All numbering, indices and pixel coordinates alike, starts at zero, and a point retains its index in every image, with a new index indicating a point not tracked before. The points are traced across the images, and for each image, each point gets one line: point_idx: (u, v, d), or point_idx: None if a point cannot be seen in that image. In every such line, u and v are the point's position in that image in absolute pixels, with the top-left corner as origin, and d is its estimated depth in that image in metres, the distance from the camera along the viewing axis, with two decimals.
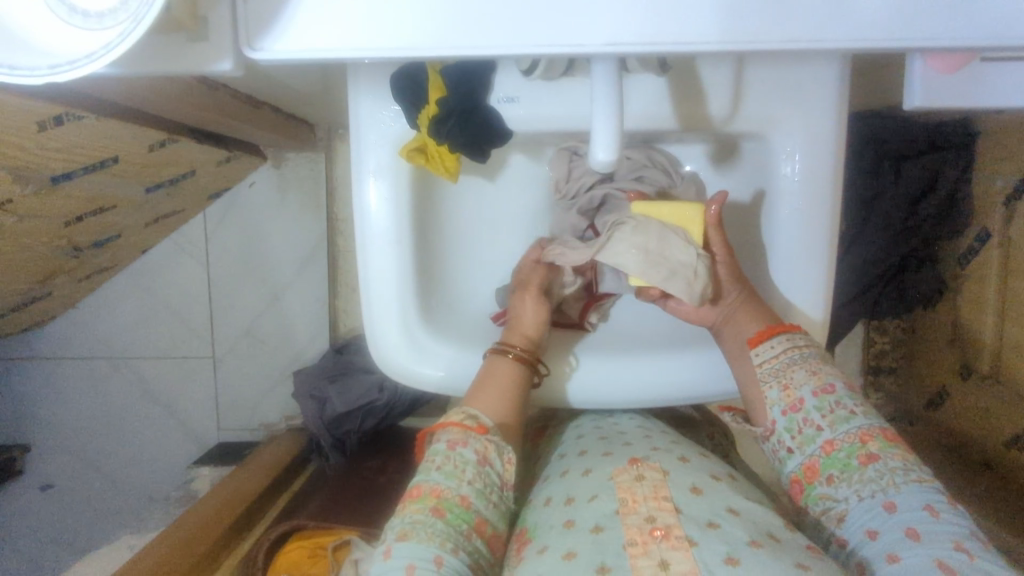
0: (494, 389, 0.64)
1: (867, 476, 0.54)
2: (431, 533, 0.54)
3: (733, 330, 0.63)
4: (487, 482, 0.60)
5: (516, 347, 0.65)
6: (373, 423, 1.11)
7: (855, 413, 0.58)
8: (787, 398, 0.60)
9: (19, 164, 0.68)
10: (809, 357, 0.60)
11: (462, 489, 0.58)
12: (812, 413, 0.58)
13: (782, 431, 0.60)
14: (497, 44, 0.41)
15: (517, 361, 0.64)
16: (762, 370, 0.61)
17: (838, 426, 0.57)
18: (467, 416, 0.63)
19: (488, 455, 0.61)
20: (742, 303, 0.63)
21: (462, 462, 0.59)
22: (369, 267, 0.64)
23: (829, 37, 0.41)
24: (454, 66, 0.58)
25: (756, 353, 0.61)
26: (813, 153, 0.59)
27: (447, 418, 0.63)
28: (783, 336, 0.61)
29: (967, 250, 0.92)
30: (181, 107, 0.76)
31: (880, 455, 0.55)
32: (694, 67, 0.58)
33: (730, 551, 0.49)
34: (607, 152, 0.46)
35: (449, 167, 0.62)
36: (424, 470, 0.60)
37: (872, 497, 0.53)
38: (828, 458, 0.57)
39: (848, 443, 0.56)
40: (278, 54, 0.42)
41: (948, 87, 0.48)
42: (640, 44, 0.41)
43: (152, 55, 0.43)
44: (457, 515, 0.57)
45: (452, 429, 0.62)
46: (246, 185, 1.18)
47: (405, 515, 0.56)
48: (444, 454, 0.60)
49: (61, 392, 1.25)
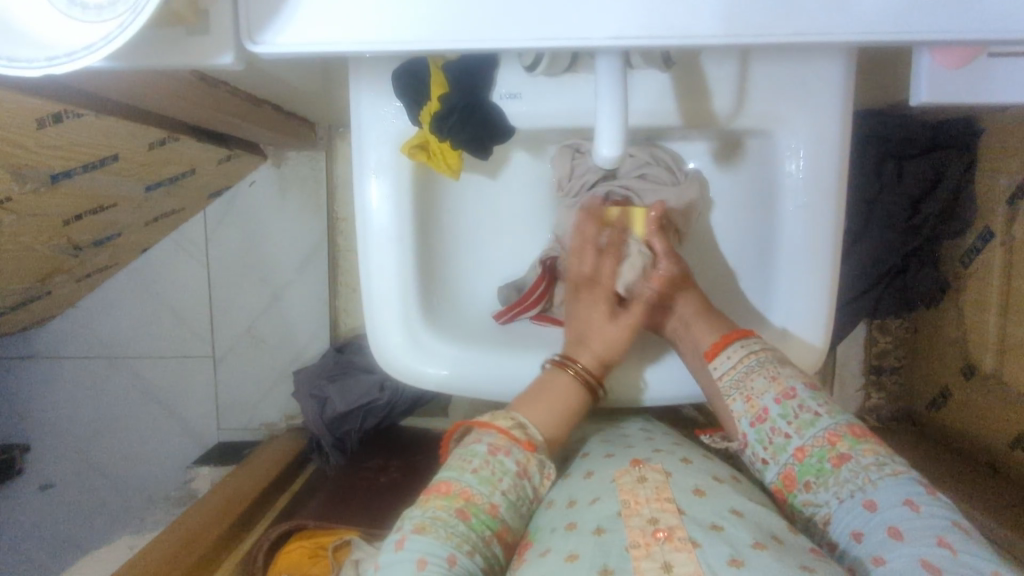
0: (549, 403, 0.64)
1: (842, 478, 0.55)
2: (449, 532, 0.54)
3: (694, 343, 0.64)
4: (520, 495, 0.60)
5: (579, 364, 0.64)
6: (373, 423, 1.11)
7: (820, 414, 0.58)
8: (752, 409, 0.60)
9: (18, 162, 0.67)
10: (766, 363, 0.60)
11: (493, 497, 0.58)
12: (778, 422, 0.59)
13: (754, 444, 0.61)
14: (500, 38, 0.41)
15: (578, 377, 0.64)
16: (723, 383, 0.62)
17: (806, 431, 0.57)
18: (516, 425, 0.62)
19: (528, 468, 0.61)
20: (703, 314, 0.65)
21: (501, 471, 0.59)
22: (371, 266, 0.64)
23: (837, 31, 0.40)
24: (456, 62, 0.58)
25: (714, 366, 0.62)
26: (818, 150, 0.59)
27: (495, 421, 0.62)
28: (738, 344, 0.61)
29: (970, 249, 0.92)
30: (181, 104, 0.75)
31: (850, 454, 0.55)
32: (699, 63, 0.57)
33: (734, 553, 0.48)
34: (611, 148, 0.46)
35: (451, 163, 0.62)
36: (458, 468, 0.59)
37: (852, 497, 0.54)
38: (802, 465, 0.57)
39: (818, 448, 0.57)
40: (280, 48, 0.41)
41: (955, 82, 0.48)
42: (645, 38, 0.40)
43: (152, 49, 0.42)
44: (482, 521, 0.56)
45: (497, 433, 0.61)
46: (246, 184, 1.17)
47: (426, 509, 0.56)
48: (485, 458, 0.59)
49: (60, 392, 1.25)
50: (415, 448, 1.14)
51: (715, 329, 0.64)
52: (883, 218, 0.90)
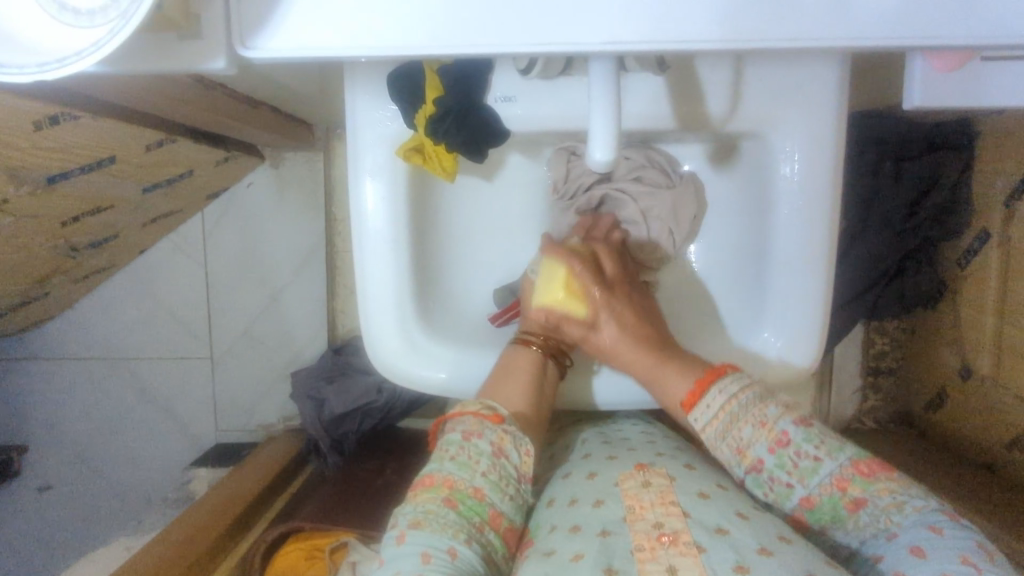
0: (518, 380, 0.65)
1: (861, 522, 0.54)
2: (443, 524, 0.54)
3: (669, 392, 0.63)
4: (503, 475, 0.59)
5: (540, 338, 0.67)
6: (372, 424, 1.11)
7: (820, 458, 0.56)
8: (745, 459, 0.58)
9: (15, 164, 0.67)
10: (748, 410, 0.58)
11: (476, 481, 0.57)
12: (776, 472, 0.57)
13: (753, 488, 0.59)
14: (490, 42, 0.41)
15: (542, 350, 0.67)
16: (709, 435, 0.60)
17: (809, 480, 0.56)
18: (483, 406, 0.62)
19: (503, 446, 0.60)
20: (676, 360, 0.63)
21: (476, 453, 0.59)
22: (365, 268, 0.64)
23: (825, 35, 0.41)
24: (450, 65, 0.58)
25: (694, 418, 0.61)
26: (814, 153, 0.59)
27: (464, 409, 0.63)
28: (715, 389, 0.60)
29: (967, 251, 0.91)
30: (179, 106, 0.75)
31: (864, 497, 0.54)
32: (693, 67, 0.58)
33: (740, 558, 0.48)
34: (604, 151, 0.46)
35: (446, 167, 0.62)
36: (438, 459, 0.59)
37: (876, 535, 0.53)
38: (812, 511, 0.56)
39: (827, 496, 0.55)
40: (274, 52, 0.41)
41: (947, 86, 0.48)
42: (635, 42, 0.40)
43: (143, 53, 0.42)
44: (470, 507, 0.56)
45: (468, 419, 0.61)
46: (244, 185, 1.17)
47: (417, 503, 0.56)
48: (460, 444, 0.59)
49: (59, 393, 1.25)
50: (414, 449, 1.14)
51: (687, 374, 0.62)
52: (880, 221, 0.91)
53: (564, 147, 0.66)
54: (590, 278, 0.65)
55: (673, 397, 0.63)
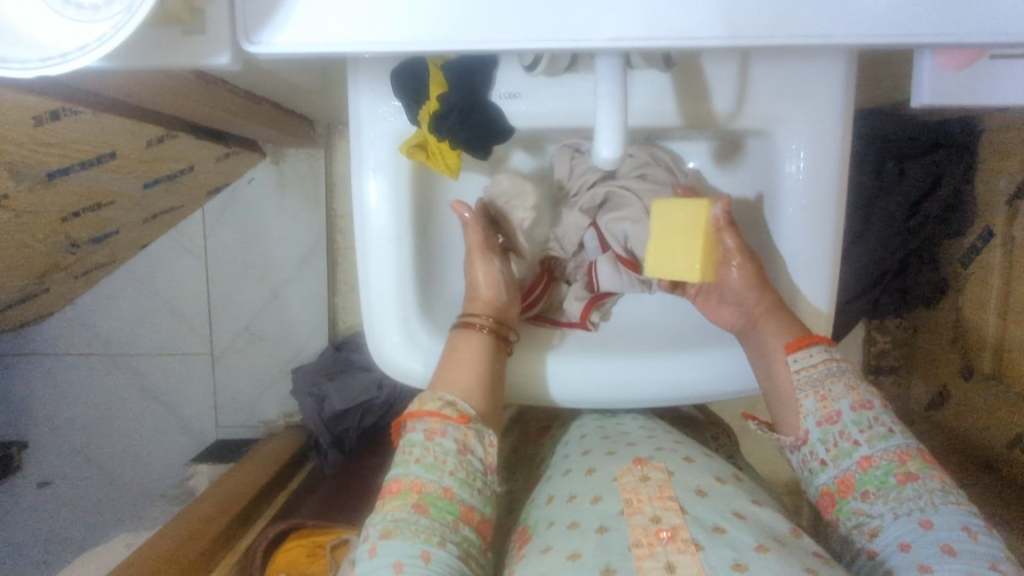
0: (465, 366, 0.62)
1: (904, 495, 0.54)
2: (415, 530, 0.54)
3: (765, 342, 0.61)
4: (469, 470, 0.59)
5: (482, 317, 0.64)
6: (372, 421, 1.11)
7: (893, 431, 0.57)
8: (823, 409, 0.59)
9: (15, 159, 0.67)
10: (846, 372, 0.60)
11: (444, 481, 0.57)
12: (849, 427, 0.57)
13: (816, 442, 0.59)
14: (496, 39, 0.40)
15: (485, 330, 0.64)
16: (800, 378, 0.60)
17: (877, 443, 0.56)
18: (445, 403, 0.61)
19: (468, 442, 0.60)
20: (775, 313, 0.61)
21: (442, 452, 0.58)
22: (367, 263, 0.64)
23: (835, 33, 0.40)
24: (455, 61, 0.57)
25: (792, 359, 0.60)
26: (819, 150, 0.59)
27: (423, 406, 0.61)
28: (820, 347, 0.60)
29: (970, 249, 0.91)
30: (180, 101, 0.75)
31: (918, 475, 0.55)
32: (699, 64, 0.57)
33: (738, 557, 0.48)
34: (610, 148, 0.46)
35: (450, 164, 0.61)
36: (403, 463, 0.59)
37: (910, 515, 0.53)
38: (864, 474, 0.56)
39: (886, 461, 0.56)
40: (276, 48, 0.41)
41: (956, 84, 0.48)
42: (645, 40, 0.40)
43: (148, 48, 0.42)
44: (441, 508, 0.56)
45: (429, 418, 0.60)
46: (245, 181, 1.17)
47: (386, 513, 0.56)
48: (423, 445, 0.59)
49: (59, 389, 1.25)
50: None
51: (785, 326, 0.61)
52: (885, 219, 0.90)
53: (564, 146, 0.67)
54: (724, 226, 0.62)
55: (767, 347, 0.61)
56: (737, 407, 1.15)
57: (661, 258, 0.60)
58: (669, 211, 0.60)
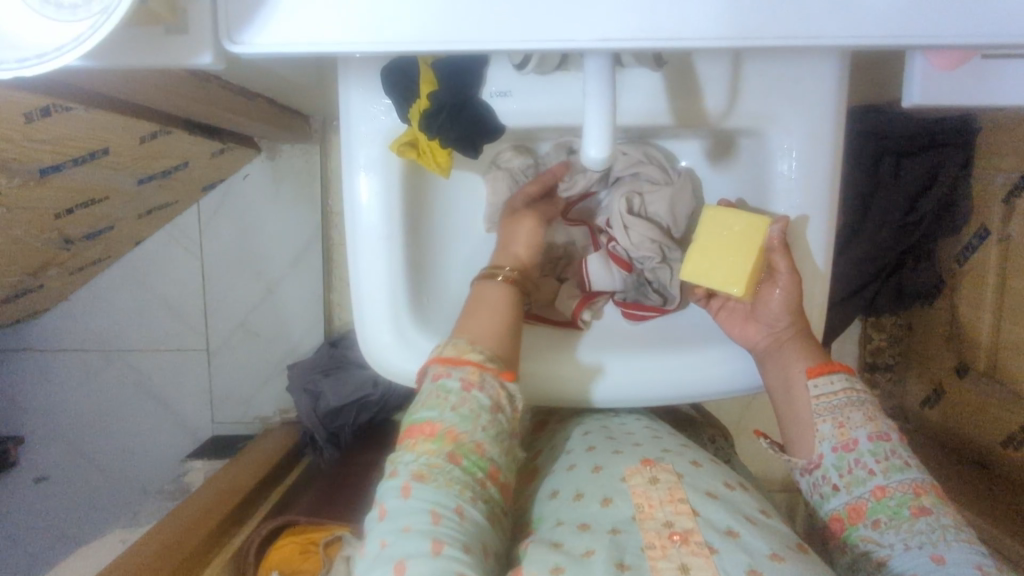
0: (489, 312, 0.62)
1: (916, 528, 0.54)
2: (449, 479, 0.53)
3: (786, 366, 0.62)
4: (502, 428, 0.57)
5: (505, 268, 0.65)
6: (366, 418, 1.11)
7: (909, 464, 0.58)
8: (840, 436, 0.59)
9: (6, 156, 0.66)
10: (865, 402, 0.61)
11: (478, 435, 0.56)
12: (865, 456, 0.58)
13: (829, 467, 0.60)
14: (482, 38, 0.40)
15: (507, 280, 0.64)
16: (817, 405, 0.61)
17: (892, 474, 0.57)
18: (486, 357, 0.58)
19: (501, 401, 0.58)
20: (795, 336, 0.62)
21: (478, 406, 0.56)
22: (359, 262, 0.63)
23: (824, 33, 0.40)
24: (444, 60, 0.57)
25: (814, 384, 0.61)
26: (812, 150, 0.58)
27: (462, 355, 0.58)
28: (841, 375, 0.62)
29: (966, 247, 0.91)
30: (172, 97, 0.74)
31: (931, 509, 0.55)
32: (690, 62, 0.57)
33: (752, 562, 0.49)
34: (598, 148, 0.45)
35: (440, 161, 0.61)
36: (437, 407, 0.56)
37: (921, 548, 0.53)
38: (877, 504, 0.57)
39: (900, 493, 0.56)
40: (260, 48, 0.41)
41: (947, 84, 0.47)
42: (633, 38, 0.40)
43: (127, 48, 0.41)
44: (473, 463, 0.55)
45: (468, 367, 0.57)
46: (240, 176, 1.17)
47: (419, 454, 0.55)
48: (460, 394, 0.56)
49: (55, 384, 1.25)
50: None
51: (807, 352, 0.62)
52: (879, 217, 0.89)
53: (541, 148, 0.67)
54: (781, 251, 0.59)
55: (787, 372, 0.62)
56: (732, 404, 1.15)
57: (707, 262, 0.61)
58: (732, 213, 0.60)
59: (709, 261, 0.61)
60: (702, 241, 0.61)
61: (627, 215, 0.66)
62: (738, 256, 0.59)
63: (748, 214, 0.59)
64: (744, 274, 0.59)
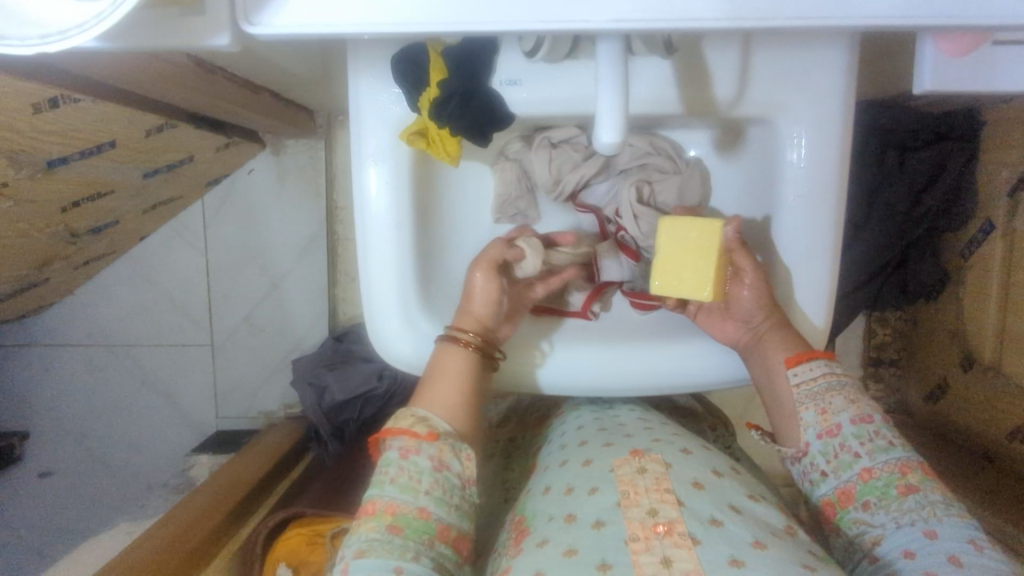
0: (445, 381, 0.63)
1: (906, 506, 0.55)
2: (389, 548, 0.54)
3: (767, 360, 0.62)
4: (446, 487, 0.59)
5: (469, 334, 0.63)
6: (372, 413, 1.10)
7: (894, 443, 0.58)
8: (823, 422, 0.60)
9: (14, 146, 0.66)
10: (846, 386, 0.61)
11: (419, 501, 0.57)
12: (850, 440, 0.58)
13: (816, 454, 0.60)
14: (501, 19, 0.40)
15: (470, 349, 0.62)
16: (799, 392, 0.61)
17: (877, 455, 0.57)
18: (418, 420, 0.62)
19: (444, 459, 0.60)
20: (776, 327, 0.62)
21: (417, 472, 0.58)
22: (369, 252, 0.63)
23: (840, 17, 0.40)
24: (456, 46, 0.57)
25: (793, 373, 0.61)
26: (819, 138, 0.58)
27: (398, 424, 0.62)
28: (822, 361, 0.62)
29: (972, 241, 0.91)
30: (179, 90, 0.74)
31: (919, 486, 0.55)
32: (701, 50, 0.57)
33: (734, 553, 0.48)
34: (612, 133, 0.45)
35: (450, 151, 0.61)
36: (378, 483, 0.59)
37: (913, 525, 0.53)
38: (865, 486, 0.57)
39: (887, 473, 0.56)
40: (278, 30, 0.41)
41: (958, 71, 0.47)
42: (648, 19, 0.40)
43: (146, 29, 0.42)
44: (416, 529, 0.56)
45: (403, 436, 0.60)
46: (245, 172, 1.17)
47: (360, 533, 0.56)
48: (398, 465, 0.59)
49: (59, 380, 1.25)
50: None
51: (787, 339, 0.62)
52: (885, 211, 0.89)
53: (540, 139, 0.66)
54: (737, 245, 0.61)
55: (769, 364, 0.62)
56: (736, 399, 1.15)
57: (671, 276, 0.60)
58: (684, 222, 0.60)
59: (671, 272, 0.60)
60: (662, 255, 0.61)
61: (638, 204, 0.67)
62: (701, 259, 0.59)
63: (699, 219, 0.59)
64: (710, 278, 0.59)
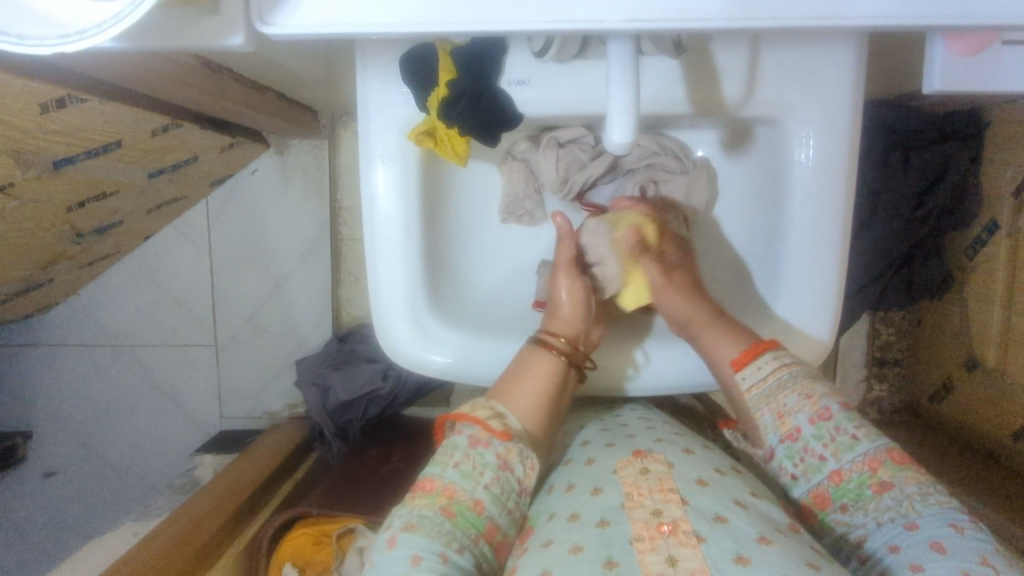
0: (528, 386, 0.63)
1: (882, 505, 0.55)
2: (437, 531, 0.53)
3: (714, 355, 0.63)
4: (504, 488, 0.58)
5: (559, 340, 0.64)
6: (377, 411, 1.11)
7: (858, 437, 0.57)
8: (783, 426, 0.60)
9: (21, 146, 0.66)
10: (799, 377, 0.60)
11: (476, 492, 0.57)
12: (812, 442, 0.59)
13: (783, 458, 0.61)
14: (516, 19, 0.40)
15: (559, 355, 0.64)
16: (754, 395, 0.62)
17: (843, 454, 0.57)
18: (494, 414, 0.61)
19: (509, 460, 0.59)
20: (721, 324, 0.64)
21: (481, 463, 0.58)
22: (376, 254, 0.63)
23: (851, 16, 0.40)
24: (464, 47, 0.57)
25: (741, 377, 0.62)
26: (827, 137, 0.59)
27: (473, 412, 0.61)
28: (770, 355, 0.61)
29: (975, 241, 0.91)
30: (185, 89, 0.74)
31: (892, 482, 0.55)
32: (710, 49, 0.57)
33: (739, 549, 0.48)
34: (622, 132, 0.45)
35: (459, 151, 0.61)
36: (442, 463, 0.58)
37: (893, 521, 0.54)
38: (838, 488, 0.57)
39: (857, 473, 0.56)
40: (292, 29, 0.41)
41: (967, 70, 0.47)
42: (659, 19, 0.40)
43: (159, 30, 0.42)
44: (467, 518, 0.55)
45: (477, 426, 0.60)
46: (249, 171, 1.17)
47: (413, 507, 0.56)
48: (464, 452, 0.58)
49: (64, 379, 1.25)
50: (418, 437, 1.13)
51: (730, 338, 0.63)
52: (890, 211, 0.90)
53: (548, 138, 0.66)
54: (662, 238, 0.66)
55: (716, 362, 0.63)
56: None
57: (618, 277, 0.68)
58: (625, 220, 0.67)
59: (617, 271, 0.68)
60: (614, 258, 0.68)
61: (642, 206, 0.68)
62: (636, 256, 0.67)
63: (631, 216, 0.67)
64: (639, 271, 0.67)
